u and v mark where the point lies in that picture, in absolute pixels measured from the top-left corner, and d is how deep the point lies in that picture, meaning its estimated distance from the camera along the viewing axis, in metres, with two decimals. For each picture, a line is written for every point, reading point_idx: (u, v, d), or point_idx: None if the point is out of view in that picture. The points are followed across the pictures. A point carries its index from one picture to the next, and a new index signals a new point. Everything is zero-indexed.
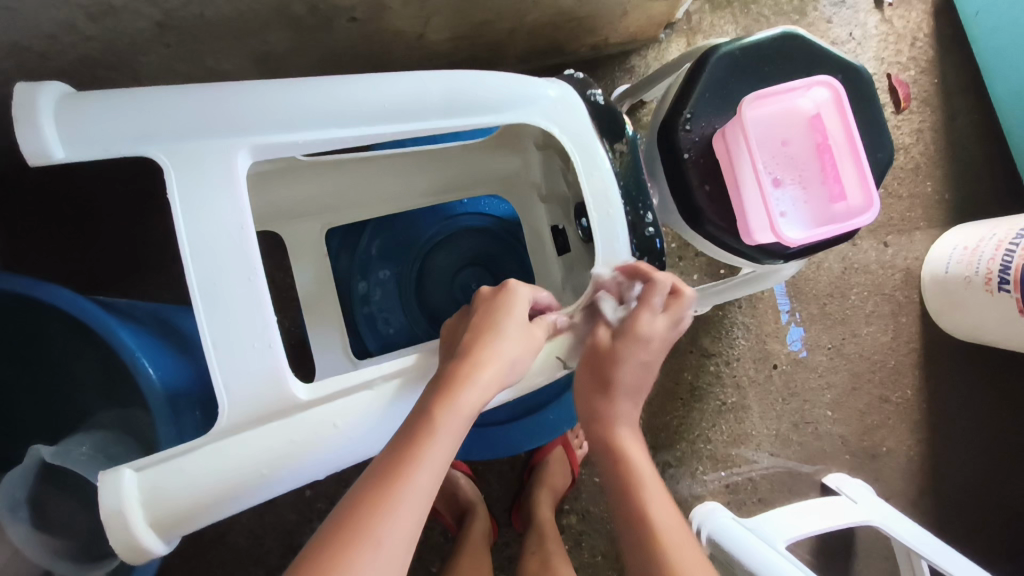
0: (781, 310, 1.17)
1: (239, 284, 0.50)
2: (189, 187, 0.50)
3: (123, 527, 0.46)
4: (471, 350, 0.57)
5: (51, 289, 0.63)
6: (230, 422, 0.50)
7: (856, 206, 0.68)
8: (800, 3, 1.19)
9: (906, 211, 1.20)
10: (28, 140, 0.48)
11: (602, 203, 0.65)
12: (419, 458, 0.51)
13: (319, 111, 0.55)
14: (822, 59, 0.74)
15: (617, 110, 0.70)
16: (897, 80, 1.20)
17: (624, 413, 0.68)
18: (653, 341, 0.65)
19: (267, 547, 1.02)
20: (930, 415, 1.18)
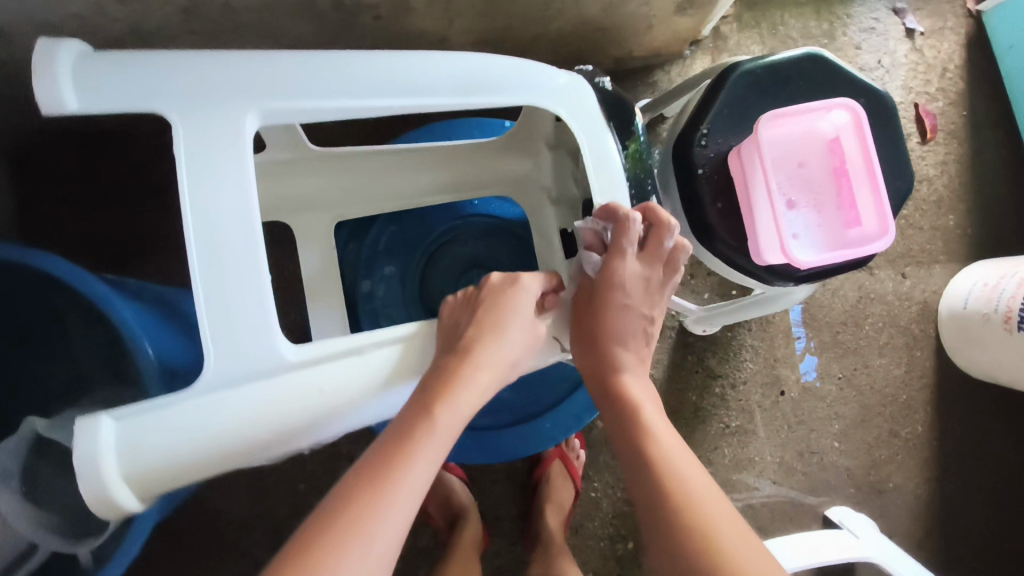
0: (794, 336, 1.15)
1: (236, 240, 0.51)
2: (196, 146, 0.51)
3: (96, 476, 0.46)
4: (469, 349, 0.58)
5: (55, 261, 0.64)
6: (213, 379, 0.51)
7: (870, 232, 0.67)
8: (828, 27, 1.18)
9: (926, 243, 1.17)
10: (41, 88, 0.48)
11: (607, 196, 0.65)
12: (412, 458, 0.52)
13: (333, 86, 0.56)
14: (845, 82, 0.73)
15: (627, 101, 0.72)
16: (924, 110, 1.19)
17: (631, 364, 0.67)
18: (634, 286, 0.66)
19: (256, 538, 1.02)
20: (941, 454, 1.15)
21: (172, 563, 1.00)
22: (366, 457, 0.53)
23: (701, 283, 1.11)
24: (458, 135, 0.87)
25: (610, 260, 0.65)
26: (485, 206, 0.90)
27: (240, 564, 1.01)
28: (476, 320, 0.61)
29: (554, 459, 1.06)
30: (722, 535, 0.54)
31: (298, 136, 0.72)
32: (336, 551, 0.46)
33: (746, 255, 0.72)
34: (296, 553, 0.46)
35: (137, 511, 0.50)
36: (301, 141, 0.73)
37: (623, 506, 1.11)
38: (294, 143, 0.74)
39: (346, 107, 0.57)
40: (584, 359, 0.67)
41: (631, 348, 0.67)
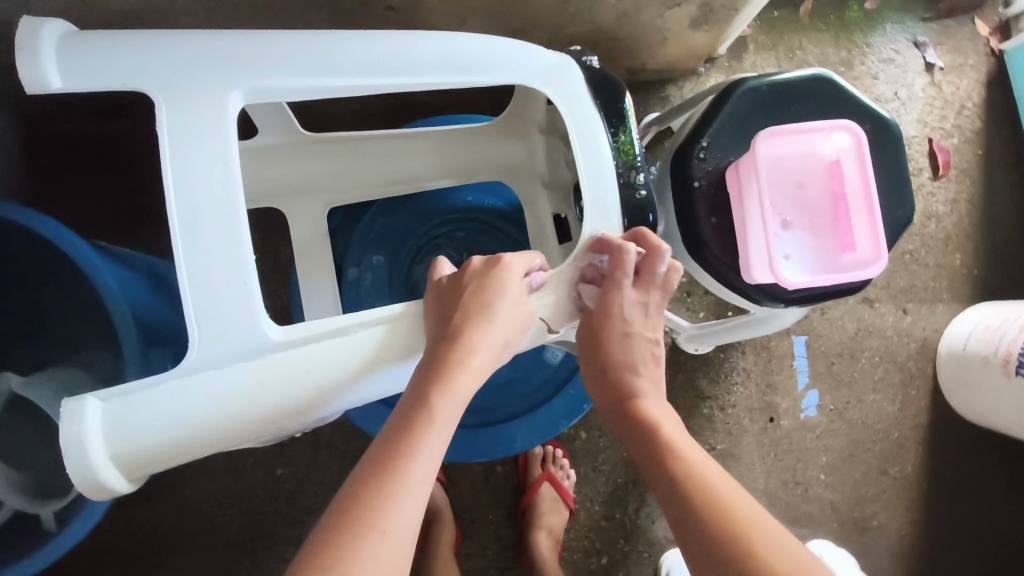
0: (797, 371, 1.13)
1: (219, 218, 0.53)
2: (178, 123, 0.53)
3: (83, 455, 0.48)
4: (458, 335, 0.57)
5: (48, 223, 0.64)
6: (198, 359, 0.52)
7: (863, 258, 0.66)
8: (846, 55, 1.17)
9: (930, 280, 1.16)
10: (28, 72, 0.52)
11: (594, 183, 0.64)
12: (416, 448, 0.52)
13: (316, 64, 0.58)
14: (851, 107, 0.72)
15: (617, 79, 0.68)
16: (937, 146, 1.17)
17: (646, 388, 0.68)
18: (631, 312, 0.66)
19: (229, 518, 1.01)
20: (929, 496, 1.12)
21: (142, 537, 1.00)
22: (369, 451, 0.53)
23: (697, 302, 1.10)
24: (451, 121, 0.86)
25: (607, 291, 0.65)
26: (478, 196, 0.91)
27: (211, 543, 1.01)
28: (462, 310, 0.59)
29: (542, 483, 1.04)
30: (759, 541, 0.52)
31: (290, 118, 0.74)
32: (355, 550, 0.46)
33: (736, 270, 0.70)
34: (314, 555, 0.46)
35: (127, 491, 0.52)
36: (292, 124, 0.75)
37: (601, 520, 1.10)
38: (287, 128, 0.76)
39: (328, 86, 0.59)
40: (601, 394, 0.70)
41: (643, 371, 0.68)
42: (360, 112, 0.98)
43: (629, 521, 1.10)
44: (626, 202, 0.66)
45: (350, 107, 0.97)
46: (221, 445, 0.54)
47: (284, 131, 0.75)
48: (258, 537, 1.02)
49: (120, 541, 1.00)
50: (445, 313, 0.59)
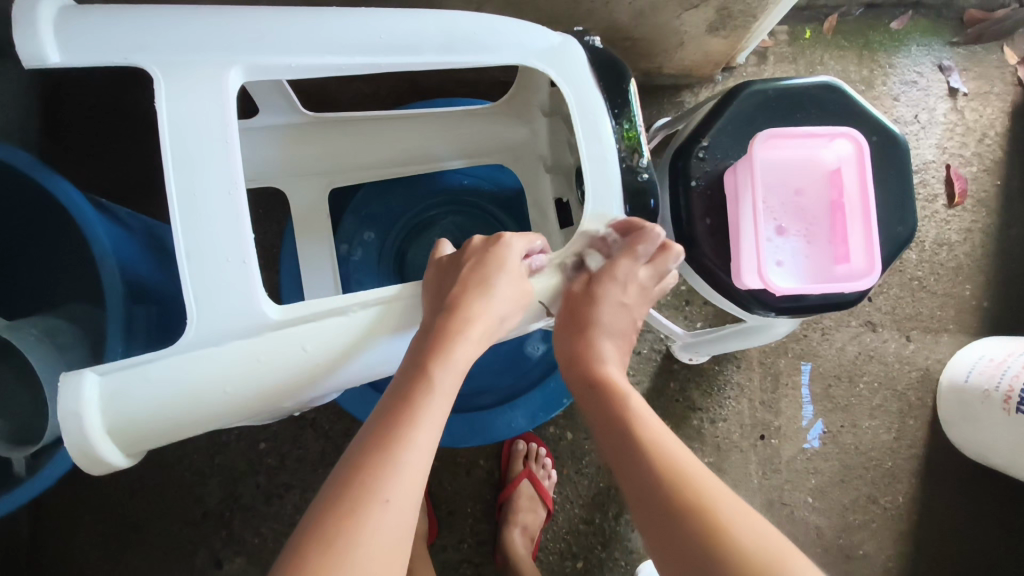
0: (802, 402, 1.11)
1: (217, 195, 0.52)
2: (174, 97, 0.52)
3: (79, 430, 0.47)
4: (458, 305, 0.56)
5: (61, 185, 0.64)
6: (196, 335, 0.51)
7: (857, 269, 0.65)
8: (868, 74, 1.15)
9: (937, 309, 1.13)
10: (24, 43, 0.51)
11: (595, 164, 0.64)
12: (415, 417, 0.51)
13: (313, 41, 0.57)
14: (858, 116, 0.71)
15: (621, 62, 0.68)
16: (955, 173, 1.15)
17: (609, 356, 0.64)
18: (632, 284, 0.65)
19: (209, 488, 1.02)
20: (919, 529, 1.09)
21: (121, 497, 1.01)
22: (369, 421, 0.52)
23: (695, 311, 1.09)
24: (454, 103, 0.86)
25: (617, 259, 0.63)
26: (475, 179, 0.91)
27: (189, 512, 1.01)
28: (462, 281, 0.59)
29: (521, 479, 1.03)
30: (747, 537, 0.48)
31: (291, 98, 0.74)
32: (356, 519, 0.45)
33: (727, 273, 0.69)
34: (316, 530, 0.45)
35: (122, 466, 0.51)
36: (293, 105, 0.75)
37: (579, 524, 1.08)
38: (291, 109, 0.76)
39: (329, 64, 0.58)
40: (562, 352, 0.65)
41: (614, 339, 0.65)
42: (372, 95, 0.99)
43: (608, 527, 1.08)
44: (627, 184, 0.65)
45: (363, 89, 0.98)
46: (221, 423, 0.53)
47: (288, 112, 0.76)
48: (235, 509, 1.02)
49: (99, 501, 1.00)
50: (443, 287, 0.59)
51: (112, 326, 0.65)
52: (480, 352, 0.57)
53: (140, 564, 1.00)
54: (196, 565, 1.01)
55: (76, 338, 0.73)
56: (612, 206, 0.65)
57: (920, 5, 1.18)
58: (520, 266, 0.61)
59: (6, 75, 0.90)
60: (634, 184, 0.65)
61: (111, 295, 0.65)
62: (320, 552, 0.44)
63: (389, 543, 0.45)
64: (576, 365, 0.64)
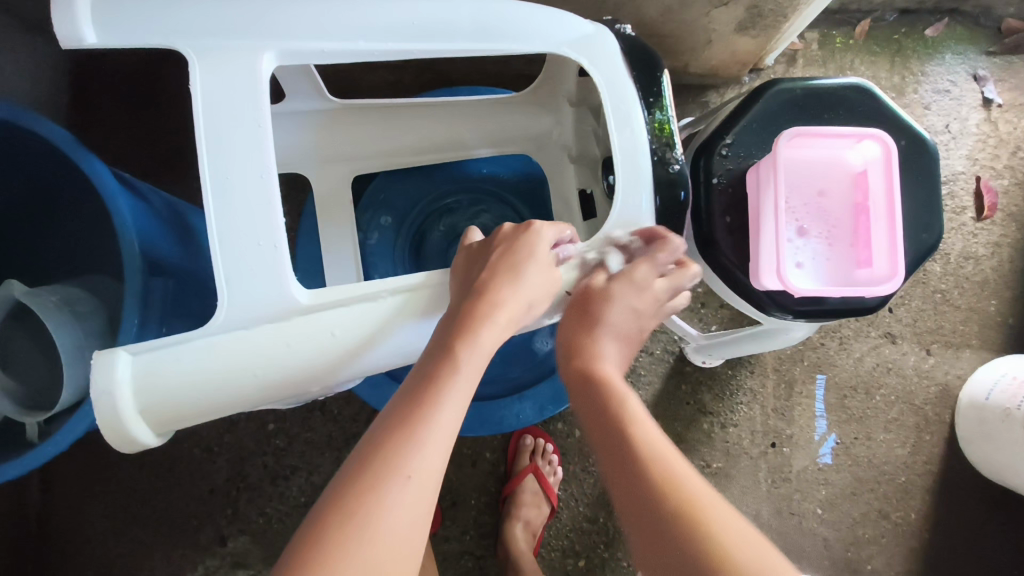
0: (817, 415, 1.09)
1: (251, 179, 0.52)
2: (208, 80, 0.52)
3: (111, 409, 0.48)
4: (484, 292, 0.55)
5: (91, 160, 0.64)
6: (226, 318, 0.51)
7: (879, 274, 0.63)
8: (899, 80, 1.13)
9: (960, 324, 1.11)
10: (63, 24, 0.50)
11: (627, 157, 0.62)
12: (438, 399, 0.50)
13: (346, 25, 0.56)
14: (887, 120, 0.70)
15: (656, 54, 0.66)
16: (985, 185, 1.12)
17: (607, 354, 0.61)
18: (646, 293, 0.62)
19: (217, 466, 1.02)
20: (930, 547, 1.07)
21: (131, 469, 1.02)
22: (390, 406, 0.51)
23: (711, 314, 1.07)
24: (478, 92, 0.86)
25: (638, 263, 0.61)
26: (494, 169, 0.90)
27: (197, 488, 1.02)
28: (489, 269, 0.57)
29: (527, 474, 1.02)
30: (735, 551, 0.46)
31: (318, 83, 0.74)
32: (374, 495, 0.44)
33: (746, 274, 0.68)
34: (329, 517, 0.44)
35: (153, 445, 0.52)
36: (320, 90, 0.75)
37: (583, 522, 1.07)
38: (317, 93, 0.76)
39: (364, 50, 0.57)
40: (564, 339, 0.63)
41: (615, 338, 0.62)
42: (396, 83, 0.99)
43: (612, 527, 1.07)
44: (658, 177, 0.63)
45: (387, 77, 0.98)
46: (248, 406, 0.53)
47: (315, 96, 0.76)
48: (242, 487, 1.03)
49: (110, 471, 1.01)
50: (471, 275, 0.58)
51: (129, 297, 0.65)
52: (507, 338, 0.55)
53: (147, 537, 1.01)
54: (201, 541, 1.02)
55: (93, 307, 0.73)
56: (641, 200, 0.62)
57: (957, 13, 1.15)
58: (550, 257, 0.60)
59: (39, 49, 0.91)
60: (663, 177, 0.63)
61: (132, 269, 0.65)
62: (337, 526, 0.43)
63: (406, 521, 0.45)
64: (573, 359, 0.61)
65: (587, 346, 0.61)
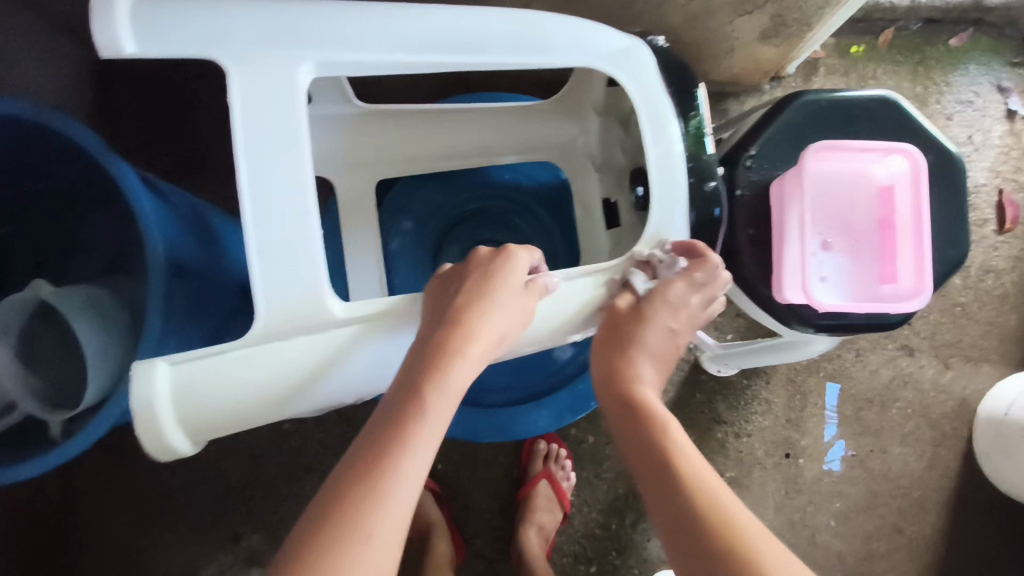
0: (828, 420, 1.08)
1: (288, 191, 0.52)
2: (246, 88, 0.51)
3: (151, 419, 0.48)
4: (461, 319, 0.53)
5: (119, 163, 0.64)
6: (265, 329, 0.51)
7: (903, 290, 0.63)
8: (922, 90, 1.12)
9: (979, 338, 1.10)
10: (101, 31, 0.49)
11: (664, 172, 0.61)
12: (407, 442, 0.48)
13: (380, 35, 0.56)
14: (912, 133, 0.69)
15: (693, 76, 0.67)
16: (1007, 199, 1.11)
17: (648, 376, 0.60)
18: (684, 309, 0.61)
19: (232, 464, 1.03)
20: (944, 562, 1.06)
21: (146, 467, 1.03)
22: (368, 434, 0.50)
23: (726, 323, 1.07)
24: (501, 99, 0.85)
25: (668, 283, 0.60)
26: (516, 175, 0.90)
27: (211, 486, 1.03)
28: (466, 293, 0.55)
29: (540, 479, 1.03)
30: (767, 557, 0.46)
31: (347, 90, 0.74)
32: (342, 547, 0.43)
33: (767, 286, 0.67)
34: (296, 555, 0.43)
35: (186, 454, 0.52)
36: (348, 95, 0.74)
37: (596, 529, 1.07)
38: (344, 100, 0.75)
39: (397, 61, 0.57)
40: (600, 362, 0.61)
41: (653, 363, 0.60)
42: (415, 87, 0.99)
43: (624, 534, 1.07)
44: (694, 194, 0.63)
45: (405, 80, 0.98)
46: (267, 417, 0.53)
47: (341, 102, 0.75)
48: (256, 486, 1.03)
49: (125, 468, 1.02)
50: (445, 301, 0.55)
51: (154, 298, 0.65)
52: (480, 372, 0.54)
53: (162, 533, 1.02)
54: (214, 538, 1.03)
55: (119, 309, 0.73)
56: (674, 215, 0.62)
57: (983, 23, 1.14)
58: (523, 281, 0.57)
59: (62, 49, 0.92)
60: (700, 194, 0.63)
61: (155, 271, 0.65)
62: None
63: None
64: (613, 384, 0.60)
65: (625, 375, 0.60)
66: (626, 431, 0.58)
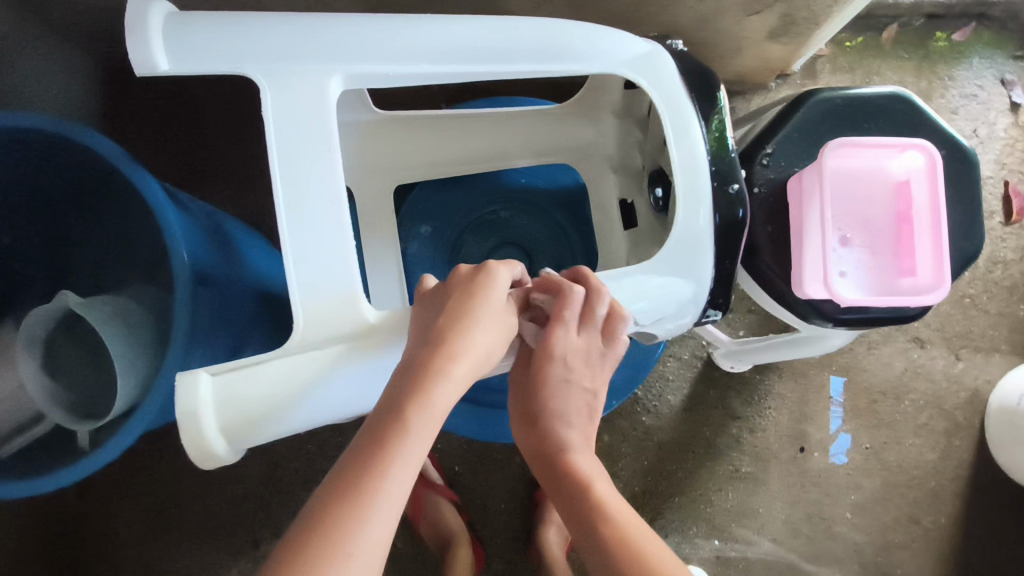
0: (832, 412, 1.09)
1: (320, 201, 0.53)
2: (280, 101, 0.53)
3: (195, 428, 0.49)
4: (446, 338, 0.50)
5: (142, 175, 0.64)
6: (303, 337, 0.52)
7: (924, 283, 0.63)
8: (926, 85, 1.13)
9: (989, 329, 1.11)
10: (138, 53, 0.51)
11: (688, 173, 0.59)
12: (388, 465, 0.45)
13: (409, 44, 0.57)
14: (926, 128, 0.70)
15: (712, 74, 0.64)
16: (1013, 190, 1.12)
17: (578, 441, 0.62)
18: (573, 354, 0.58)
19: (251, 470, 1.04)
20: (961, 551, 1.07)
21: (166, 476, 1.03)
22: (350, 447, 0.47)
23: (738, 319, 1.08)
24: (517, 104, 0.87)
25: (552, 328, 0.56)
26: (533, 178, 0.91)
27: (232, 493, 1.04)
28: (447, 312, 0.52)
29: None
30: None
31: (365, 98, 0.75)
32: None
33: (787, 283, 0.68)
34: None
35: (231, 461, 0.52)
36: (367, 103, 0.76)
37: None
38: (362, 107, 0.76)
39: (424, 73, 0.57)
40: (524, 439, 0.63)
41: (574, 425, 0.62)
42: (425, 93, 1.00)
43: None
44: (718, 196, 0.60)
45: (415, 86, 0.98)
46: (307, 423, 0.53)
47: (359, 109, 0.77)
48: (275, 492, 1.04)
49: (144, 476, 1.03)
50: (426, 321, 0.52)
51: (181, 308, 0.66)
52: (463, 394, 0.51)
53: (184, 540, 1.03)
54: (235, 544, 1.03)
55: (146, 319, 0.74)
56: (699, 218, 0.59)
57: (985, 17, 1.15)
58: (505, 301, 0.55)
59: (75, 62, 0.92)
60: (723, 195, 0.60)
61: (181, 281, 0.66)
62: None
63: None
64: (541, 458, 0.63)
65: (550, 442, 0.62)
66: (558, 501, 0.61)
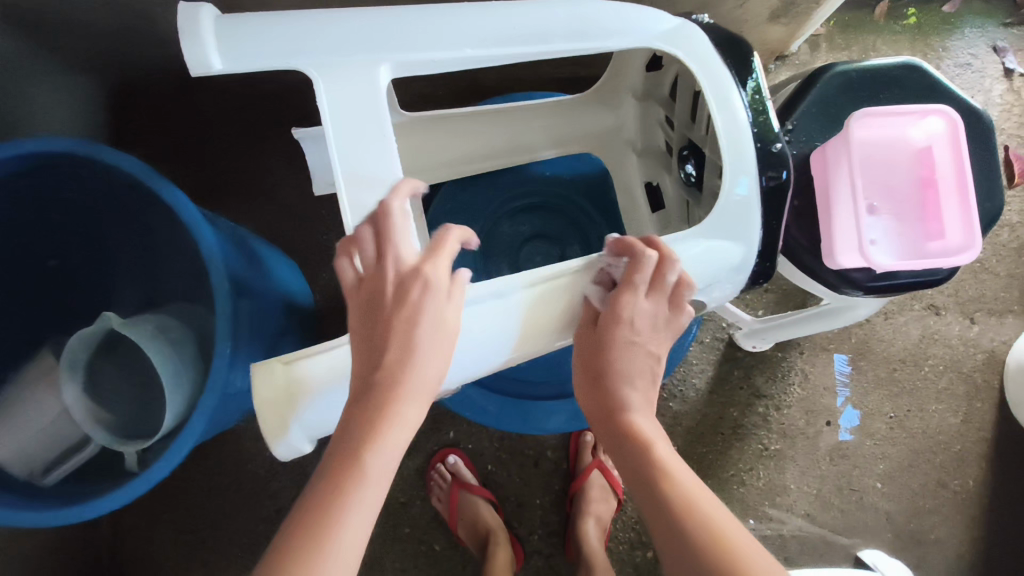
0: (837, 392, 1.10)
1: (383, 191, 0.52)
2: (334, 94, 0.53)
3: (275, 420, 0.50)
4: (392, 379, 0.47)
5: (165, 185, 0.64)
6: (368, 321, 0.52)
7: (953, 245, 0.65)
8: (921, 57, 1.15)
9: (1001, 291, 1.13)
10: (191, 49, 0.50)
11: (732, 136, 0.58)
12: (342, 517, 0.43)
13: (450, 34, 0.57)
14: (939, 95, 0.72)
15: (744, 41, 0.63)
16: (1014, 154, 1.14)
17: (638, 399, 0.57)
18: (641, 320, 0.56)
19: (283, 485, 1.03)
20: (990, 512, 1.09)
21: (197, 496, 1.02)
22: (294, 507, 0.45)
23: (756, 298, 1.09)
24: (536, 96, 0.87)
25: (620, 293, 0.56)
26: (556, 169, 0.93)
27: (264, 509, 1.03)
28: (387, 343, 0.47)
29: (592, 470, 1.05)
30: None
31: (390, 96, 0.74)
32: None
33: (817, 255, 0.69)
34: None
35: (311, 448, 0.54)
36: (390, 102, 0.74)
37: None
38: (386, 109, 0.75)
39: (469, 57, 0.57)
40: (584, 395, 0.59)
41: (637, 385, 0.57)
42: (432, 95, 1.00)
43: None
44: (762, 154, 0.59)
45: (422, 89, 0.99)
46: None
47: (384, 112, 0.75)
48: None
49: (177, 498, 1.02)
50: (370, 350, 0.48)
51: (222, 316, 0.65)
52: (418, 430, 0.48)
53: (220, 560, 1.02)
54: None
55: (184, 334, 0.74)
56: (734, 183, 0.58)
57: None
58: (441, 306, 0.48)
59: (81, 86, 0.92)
60: (769, 154, 0.59)
61: (219, 289, 0.65)
62: None
63: None
64: (601, 416, 0.58)
65: (611, 399, 0.57)
66: (620, 461, 0.56)
